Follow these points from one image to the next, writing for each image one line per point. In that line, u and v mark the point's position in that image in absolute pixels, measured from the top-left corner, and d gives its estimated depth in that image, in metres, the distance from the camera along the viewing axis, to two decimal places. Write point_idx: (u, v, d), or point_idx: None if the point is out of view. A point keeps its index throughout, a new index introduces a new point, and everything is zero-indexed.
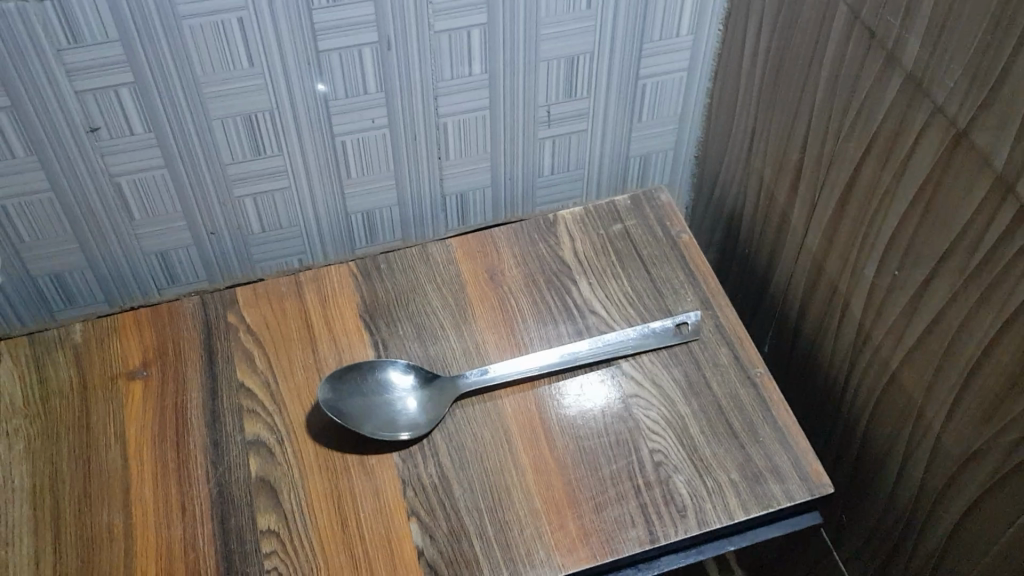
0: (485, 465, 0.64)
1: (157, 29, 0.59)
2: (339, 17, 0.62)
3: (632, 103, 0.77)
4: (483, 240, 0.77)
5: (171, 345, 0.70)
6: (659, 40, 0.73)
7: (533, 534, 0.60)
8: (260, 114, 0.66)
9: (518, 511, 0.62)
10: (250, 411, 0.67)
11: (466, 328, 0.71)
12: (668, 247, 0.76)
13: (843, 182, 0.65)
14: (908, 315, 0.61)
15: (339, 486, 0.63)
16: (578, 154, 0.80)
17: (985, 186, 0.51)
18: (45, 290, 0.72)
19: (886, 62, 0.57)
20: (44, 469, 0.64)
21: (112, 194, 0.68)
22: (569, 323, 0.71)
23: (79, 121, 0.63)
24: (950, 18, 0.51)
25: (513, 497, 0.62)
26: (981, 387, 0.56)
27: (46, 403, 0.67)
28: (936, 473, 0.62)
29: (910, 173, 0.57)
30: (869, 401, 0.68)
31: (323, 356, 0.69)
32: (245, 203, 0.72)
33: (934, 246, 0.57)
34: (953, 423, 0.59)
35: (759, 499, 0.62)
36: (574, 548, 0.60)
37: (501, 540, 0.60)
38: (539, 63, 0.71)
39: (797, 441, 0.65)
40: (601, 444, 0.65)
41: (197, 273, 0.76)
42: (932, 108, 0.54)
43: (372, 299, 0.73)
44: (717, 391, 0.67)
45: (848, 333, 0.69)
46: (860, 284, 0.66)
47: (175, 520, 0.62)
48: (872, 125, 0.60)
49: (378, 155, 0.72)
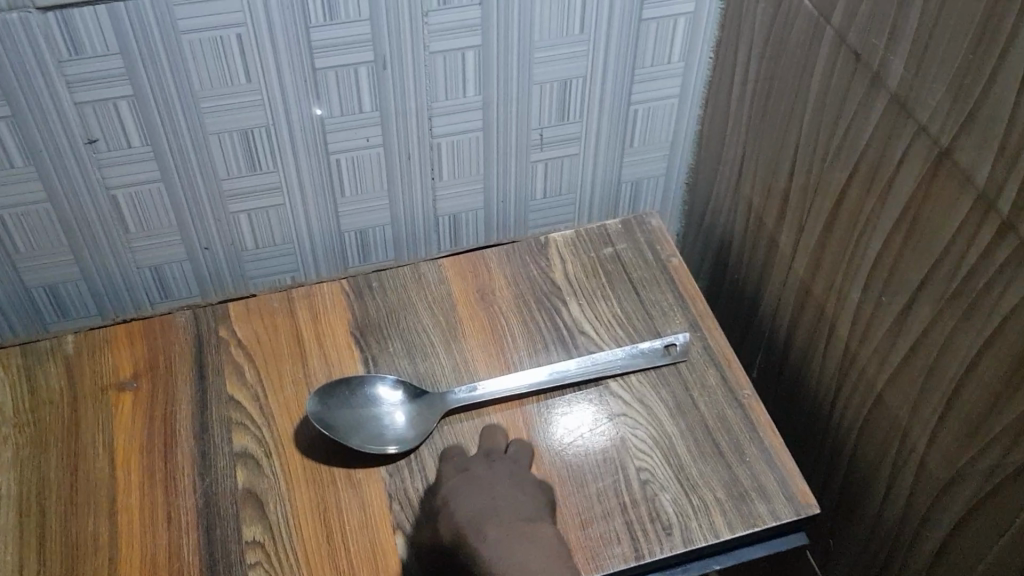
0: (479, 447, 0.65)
1: (157, 43, 0.60)
2: (335, 36, 0.63)
3: (624, 128, 0.78)
4: (475, 260, 0.78)
5: (162, 357, 0.70)
6: (652, 65, 0.74)
7: (485, 486, 0.60)
8: (256, 130, 0.67)
9: (485, 462, 0.63)
10: (238, 423, 0.67)
11: (456, 346, 0.72)
12: (657, 270, 0.77)
13: (830, 205, 0.65)
14: (893, 336, 0.61)
15: (326, 498, 0.63)
16: (571, 177, 0.81)
17: (966, 204, 0.52)
18: (38, 300, 0.73)
19: (872, 84, 0.58)
20: (31, 478, 0.64)
21: (108, 207, 0.69)
22: (559, 343, 0.72)
23: (78, 133, 0.64)
24: (932, 39, 0.52)
25: (499, 457, 0.64)
26: (964, 406, 0.56)
27: (35, 412, 0.68)
28: (921, 495, 0.62)
29: (894, 194, 0.58)
30: (855, 422, 0.68)
31: (312, 371, 0.70)
32: (239, 219, 0.73)
33: (917, 265, 0.57)
34: (936, 444, 0.59)
35: (745, 519, 0.62)
36: (537, 492, 0.61)
37: (454, 479, 0.62)
38: (533, 85, 0.72)
39: (783, 461, 0.65)
40: (589, 462, 0.65)
41: (190, 288, 0.77)
42: (916, 128, 0.55)
43: (363, 317, 0.73)
44: (704, 412, 0.68)
45: (835, 356, 0.69)
46: (846, 304, 0.66)
47: (161, 528, 0.62)
48: (858, 147, 0.61)
49: (373, 174, 0.73)
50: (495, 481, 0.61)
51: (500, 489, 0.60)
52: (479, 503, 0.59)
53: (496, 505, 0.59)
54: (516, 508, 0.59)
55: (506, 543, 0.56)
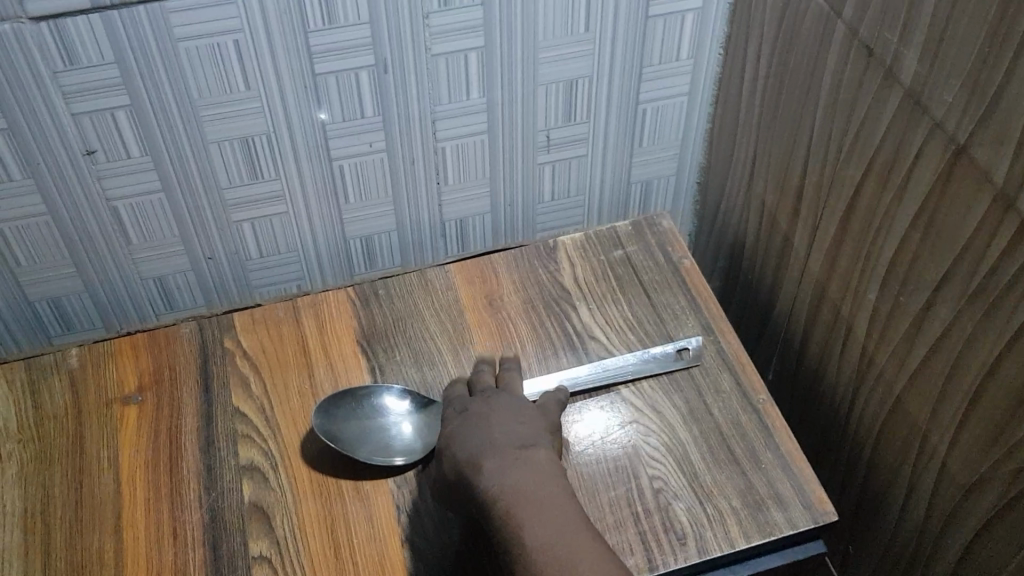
0: (472, 391, 0.64)
1: (153, 52, 0.59)
2: (334, 41, 0.62)
3: (633, 127, 0.77)
4: (482, 266, 0.76)
5: (167, 370, 0.70)
6: (660, 63, 0.73)
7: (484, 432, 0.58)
8: (257, 138, 0.66)
9: (489, 403, 0.61)
10: (245, 436, 0.66)
11: (463, 353, 0.70)
12: (669, 273, 0.76)
13: (844, 205, 0.64)
14: (912, 338, 0.60)
15: (332, 511, 0.62)
16: (579, 180, 0.79)
17: (986, 201, 0.50)
18: (42, 313, 0.72)
19: (885, 79, 0.56)
20: (35, 494, 0.64)
21: (109, 218, 0.68)
22: (569, 349, 0.71)
23: (76, 145, 0.63)
24: (947, 31, 0.50)
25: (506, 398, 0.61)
26: (987, 408, 0.54)
27: (40, 427, 0.67)
28: (944, 501, 0.60)
29: (911, 192, 0.56)
30: (874, 427, 0.66)
31: (319, 381, 0.69)
32: (242, 228, 0.72)
33: (936, 264, 0.55)
34: (958, 447, 0.57)
35: (761, 527, 0.60)
36: None
37: (455, 430, 0.59)
38: (538, 86, 0.70)
39: (801, 468, 0.63)
40: (600, 470, 0.63)
41: (195, 298, 0.76)
42: (932, 124, 0.53)
43: (369, 325, 0.72)
44: (718, 417, 0.66)
45: (851, 359, 0.67)
46: (862, 306, 0.64)
47: (167, 545, 0.61)
48: (872, 145, 0.59)
49: (376, 181, 0.72)
50: (500, 419, 0.59)
51: (503, 430, 0.58)
52: (484, 446, 0.57)
53: (500, 445, 0.57)
54: (522, 451, 0.57)
55: (513, 481, 0.54)
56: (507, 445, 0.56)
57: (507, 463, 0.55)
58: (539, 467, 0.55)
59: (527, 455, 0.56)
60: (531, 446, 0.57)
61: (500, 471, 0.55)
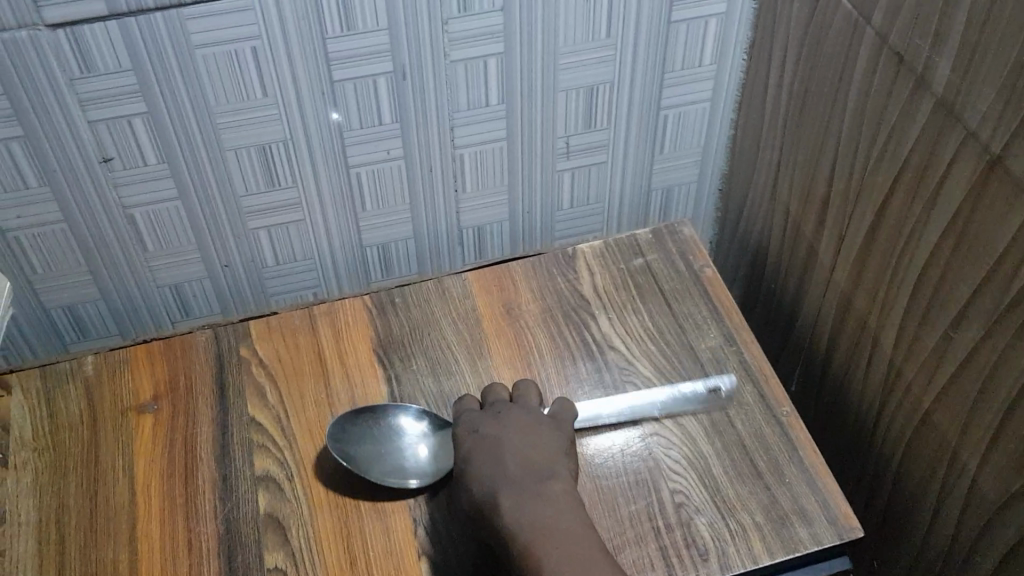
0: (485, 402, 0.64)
1: (171, 58, 0.59)
2: (354, 47, 0.61)
3: (654, 134, 0.76)
4: (501, 274, 0.75)
5: (183, 379, 0.69)
6: (683, 69, 0.72)
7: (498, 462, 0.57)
8: (274, 145, 0.66)
9: (500, 424, 0.60)
10: (261, 446, 0.65)
11: (482, 363, 0.69)
12: (691, 282, 0.75)
13: (871, 214, 0.63)
14: (941, 351, 0.58)
15: (349, 524, 0.61)
16: (599, 186, 0.78)
17: (1020, 214, 0.49)
18: (58, 320, 0.72)
19: (915, 87, 0.55)
20: (50, 503, 0.63)
21: (125, 225, 0.67)
22: (588, 359, 0.70)
23: (93, 152, 0.62)
24: (981, 39, 0.49)
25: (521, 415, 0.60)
26: (1019, 425, 0.53)
27: (55, 436, 0.67)
28: (974, 517, 0.59)
29: (941, 202, 0.55)
30: (900, 440, 0.65)
31: (335, 391, 0.68)
32: (259, 235, 0.71)
33: (968, 276, 0.54)
34: (989, 464, 0.56)
35: (785, 543, 0.59)
36: None
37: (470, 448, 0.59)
38: (559, 92, 0.69)
39: (825, 482, 0.62)
40: (621, 484, 0.62)
41: (211, 306, 0.76)
42: (964, 133, 0.52)
43: (387, 334, 0.71)
44: (740, 430, 0.65)
45: (877, 370, 0.66)
46: (889, 317, 0.63)
47: (181, 556, 0.60)
48: (901, 154, 0.58)
49: (394, 188, 0.71)
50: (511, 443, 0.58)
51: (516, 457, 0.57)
52: (499, 475, 0.56)
53: (516, 477, 0.56)
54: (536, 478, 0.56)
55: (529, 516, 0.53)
56: (521, 477, 0.56)
57: (522, 498, 0.54)
58: (557, 505, 0.55)
59: (545, 491, 0.56)
60: (545, 476, 0.56)
61: (514, 505, 0.54)
